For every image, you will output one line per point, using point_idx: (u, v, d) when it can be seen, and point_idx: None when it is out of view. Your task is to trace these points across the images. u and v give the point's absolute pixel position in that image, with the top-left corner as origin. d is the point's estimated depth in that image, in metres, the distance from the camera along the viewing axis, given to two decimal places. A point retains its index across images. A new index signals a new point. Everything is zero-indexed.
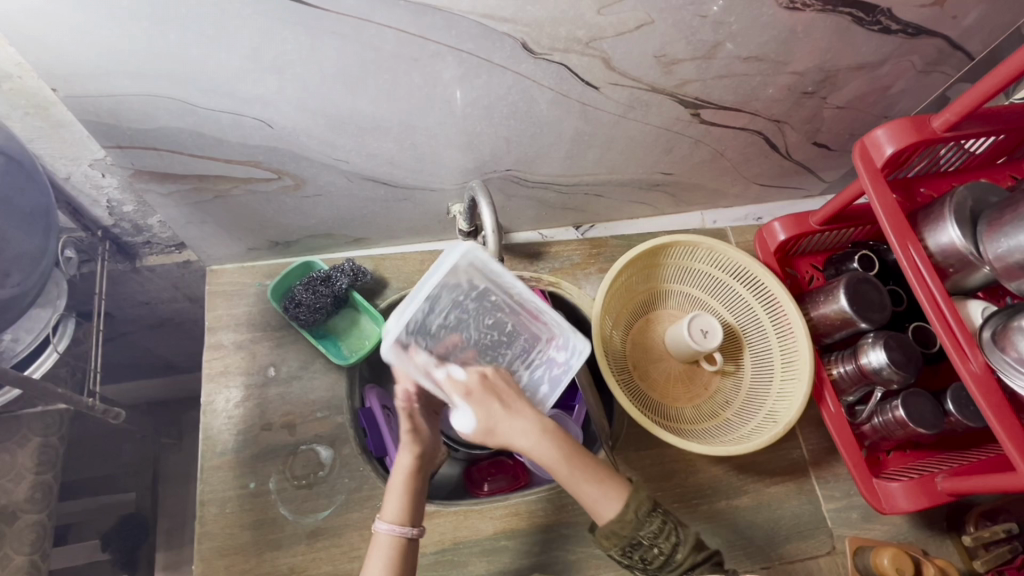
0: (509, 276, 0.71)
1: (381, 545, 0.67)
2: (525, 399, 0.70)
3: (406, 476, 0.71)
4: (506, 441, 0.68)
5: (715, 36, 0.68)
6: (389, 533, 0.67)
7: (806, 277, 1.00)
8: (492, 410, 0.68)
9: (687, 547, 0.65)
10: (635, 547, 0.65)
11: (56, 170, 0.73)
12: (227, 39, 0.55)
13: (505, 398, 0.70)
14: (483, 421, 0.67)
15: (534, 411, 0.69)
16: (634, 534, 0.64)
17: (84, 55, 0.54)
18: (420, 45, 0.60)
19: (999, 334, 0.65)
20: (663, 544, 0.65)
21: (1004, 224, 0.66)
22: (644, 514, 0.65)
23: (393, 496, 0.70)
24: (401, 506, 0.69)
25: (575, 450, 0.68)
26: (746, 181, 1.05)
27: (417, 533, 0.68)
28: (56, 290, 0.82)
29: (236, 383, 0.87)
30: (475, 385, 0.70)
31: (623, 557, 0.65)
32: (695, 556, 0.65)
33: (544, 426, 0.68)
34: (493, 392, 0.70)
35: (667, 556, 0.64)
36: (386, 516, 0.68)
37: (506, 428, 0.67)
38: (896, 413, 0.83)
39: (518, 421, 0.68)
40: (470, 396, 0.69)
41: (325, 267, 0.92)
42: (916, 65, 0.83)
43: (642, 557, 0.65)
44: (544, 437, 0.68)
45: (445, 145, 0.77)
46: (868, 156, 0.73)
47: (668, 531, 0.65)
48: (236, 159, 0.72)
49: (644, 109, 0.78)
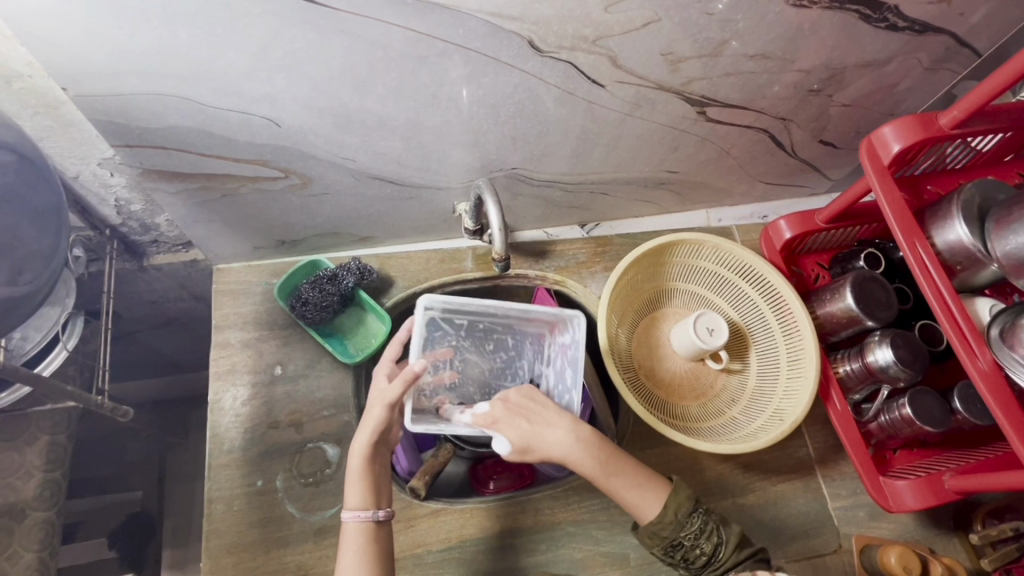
0: (475, 302, 0.77)
1: (350, 535, 0.68)
2: (554, 411, 0.73)
3: (361, 460, 0.70)
4: (546, 453, 0.70)
5: (721, 33, 0.68)
6: (355, 521, 0.68)
7: (812, 275, 1.00)
8: (522, 427, 0.71)
9: (728, 546, 0.68)
10: (678, 547, 0.68)
11: (65, 169, 0.74)
12: (236, 38, 0.55)
13: (533, 415, 0.72)
14: (518, 442, 0.70)
15: (568, 417, 0.72)
16: (676, 535, 0.68)
17: (94, 55, 0.54)
18: (428, 43, 0.60)
19: (1006, 332, 0.65)
20: (704, 544, 0.68)
21: (1012, 222, 0.66)
22: (685, 515, 0.69)
23: (351, 483, 0.70)
24: (364, 493, 0.69)
25: (615, 454, 0.71)
26: (752, 179, 1.05)
27: (386, 515, 0.70)
28: (65, 289, 0.84)
29: (242, 381, 0.88)
30: (500, 412, 0.72)
31: (667, 556, 0.69)
32: (737, 555, 0.68)
33: (578, 433, 0.71)
34: (519, 413, 0.72)
35: (709, 555, 0.68)
36: (350, 504, 0.69)
37: (543, 438, 0.70)
38: (903, 411, 0.83)
39: (554, 431, 0.71)
40: (497, 423, 0.71)
41: (331, 266, 0.92)
42: (923, 63, 0.82)
43: (685, 556, 0.68)
44: (582, 442, 0.71)
45: (451, 144, 0.77)
46: (874, 154, 0.73)
47: (709, 531, 0.68)
48: (243, 158, 0.72)
49: (650, 107, 0.78)
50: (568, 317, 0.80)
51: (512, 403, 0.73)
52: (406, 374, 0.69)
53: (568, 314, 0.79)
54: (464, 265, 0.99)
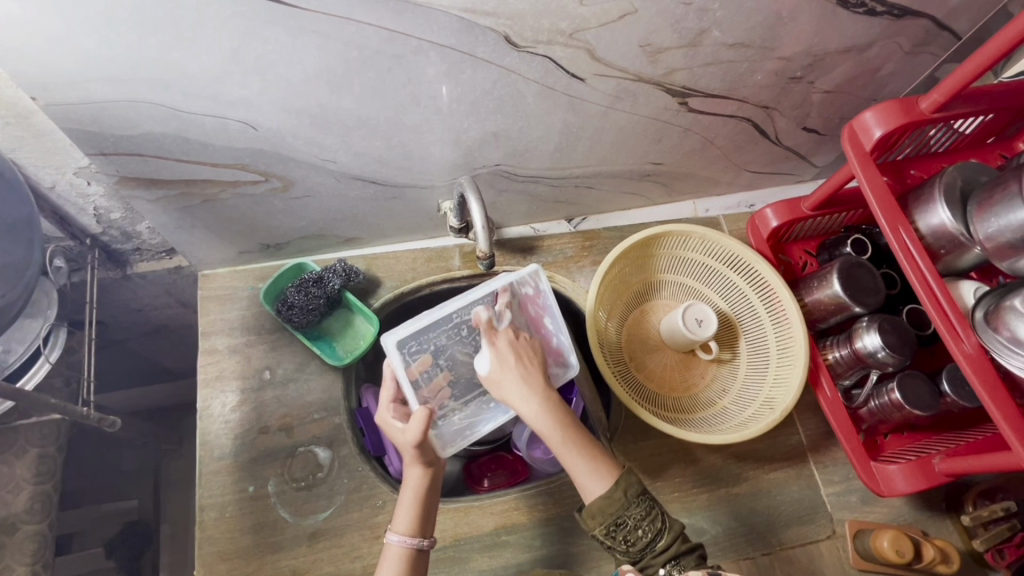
0: (431, 316, 0.73)
1: (390, 556, 0.66)
2: (539, 371, 0.72)
3: (419, 488, 0.69)
4: (507, 400, 0.70)
5: (700, 23, 0.67)
6: (400, 545, 0.67)
7: (800, 263, 1.00)
8: (507, 362, 0.71)
9: (671, 533, 0.64)
10: (619, 528, 0.64)
11: (41, 179, 0.73)
12: (205, 42, 0.54)
13: (524, 360, 0.72)
14: (494, 371, 0.70)
15: (542, 381, 0.71)
16: (621, 513, 0.65)
17: (63, 63, 0.54)
18: (402, 42, 0.59)
19: (991, 314, 0.65)
20: (647, 527, 0.64)
21: (993, 204, 0.66)
22: (633, 496, 0.66)
23: (403, 508, 0.69)
24: (414, 518, 0.68)
25: (575, 426, 0.69)
26: (737, 169, 1.05)
27: (430, 544, 0.68)
28: (46, 300, 0.82)
29: (231, 387, 0.87)
30: (503, 339, 0.73)
31: (605, 538, 0.65)
32: (680, 543, 0.65)
33: (546, 397, 0.70)
34: (515, 351, 0.73)
35: (651, 539, 0.64)
36: (397, 527, 0.67)
37: (511, 387, 0.70)
38: (892, 396, 0.83)
39: (526, 387, 0.70)
40: (495, 344, 0.72)
41: (316, 268, 0.92)
42: (904, 47, 0.82)
43: (626, 538, 0.64)
44: (545, 407, 0.69)
45: (432, 142, 0.77)
46: (856, 140, 0.73)
47: (654, 516, 0.65)
48: (222, 163, 0.71)
49: (632, 100, 0.78)
50: (529, 273, 0.79)
51: (521, 341, 0.74)
52: (419, 414, 0.66)
53: (527, 270, 0.79)
54: (452, 263, 0.99)
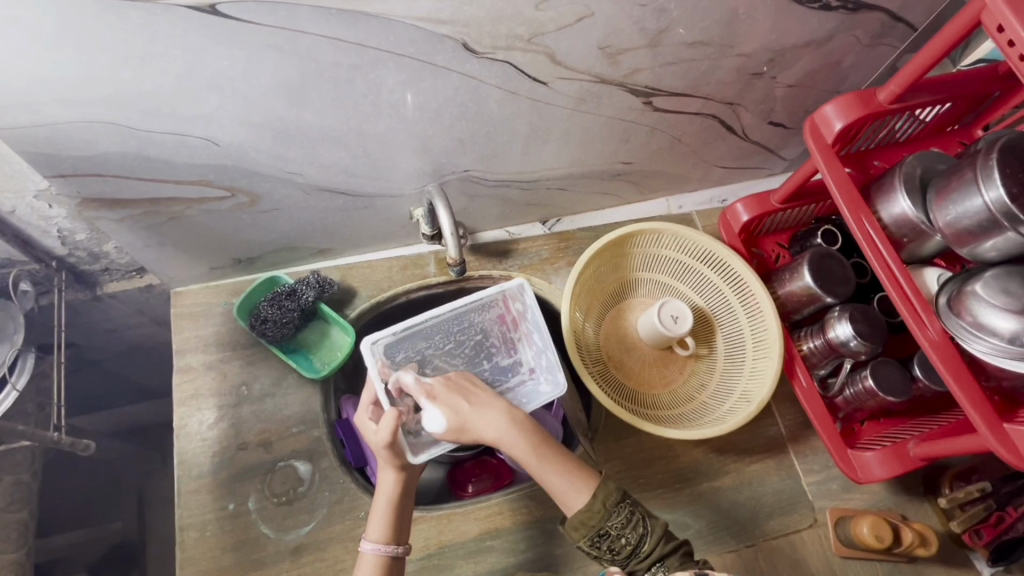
0: (413, 322, 0.75)
1: (364, 563, 0.66)
2: (491, 393, 0.73)
3: (392, 494, 0.69)
4: (475, 434, 0.70)
5: (658, 23, 0.68)
6: (374, 553, 0.66)
7: (772, 255, 1.01)
8: (459, 405, 0.70)
9: (654, 537, 0.64)
10: (603, 538, 0.64)
11: (1, 204, 0.72)
12: (159, 59, 0.54)
13: (470, 394, 0.72)
14: (455, 419, 0.69)
15: (500, 399, 0.73)
16: (602, 524, 0.64)
17: (12, 86, 0.53)
18: (359, 52, 0.59)
19: (954, 300, 0.66)
20: (630, 534, 0.64)
21: (951, 192, 0.67)
22: (612, 505, 0.65)
23: (376, 514, 0.68)
24: (387, 525, 0.68)
25: (547, 441, 0.70)
26: (708, 165, 1.06)
27: (405, 551, 0.68)
28: (12, 325, 0.81)
29: (208, 405, 0.86)
30: (439, 387, 0.72)
31: (591, 549, 0.65)
32: (664, 546, 0.64)
33: (513, 417, 0.71)
34: (457, 391, 0.72)
35: (634, 546, 0.64)
36: (371, 536, 0.67)
37: (475, 421, 0.70)
38: (865, 383, 0.85)
39: (489, 412, 0.70)
40: (435, 397, 0.71)
41: (290, 281, 0.91)
42: (862, 40, 0.84)
43: (610, 547, 0.64)
44: (515, 425, 0.70)
45: (399, 151, 0.77)
46: (818, 132, 0.74)
47: (636, 521, 0.65)
48: (186, 180, 0.71)
49: (596, 101, 0.78)
50: (514, 288, 0.81)
51: (457, 381, 0.74)
52: (390, 414, 0.67)
53: (512, 285, 0.80)
54: (427, 270, 0.99)
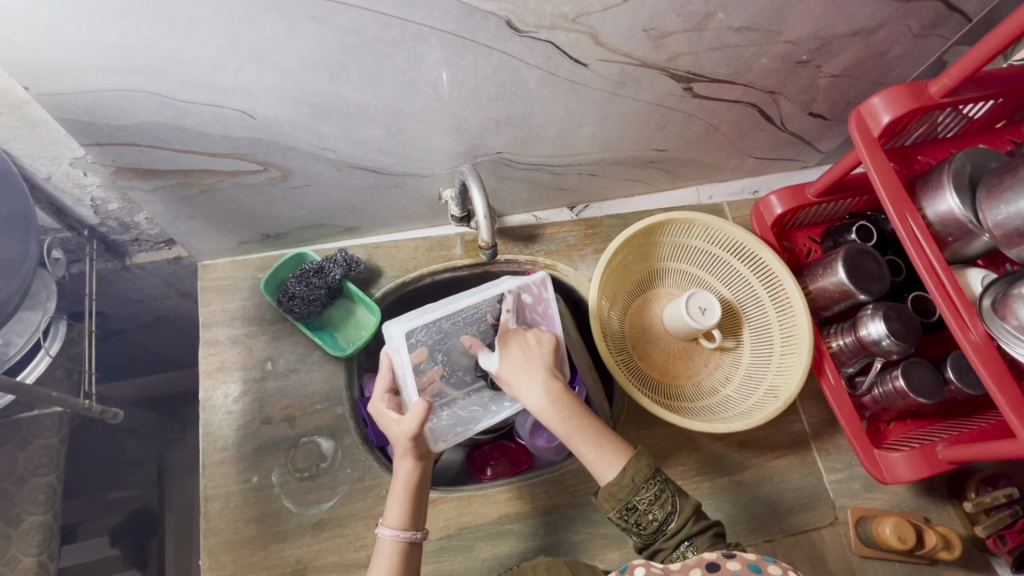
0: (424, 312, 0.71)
1: (384, 551, 0.66)
2: (543, 364, 0.73)
3: (409, 480, 0.68)
4: (518, 393, 0.71)
5: (706, 6, 0.66)
6: (392, 539, 0.66)
7: (804, 250, 0.99)
8: (516, 364, 0.73)
9: (682, 516, 0.64)
10: (631, 512, 0.64)
11: (36, 170, 0.72)
12: (201, 29, 0.53)
13: (530, 356, 0.73)
14: (505, 373, 0.72)
15: (550, 374, 0.72)
16: (630, 498, 0.65)
17: (57, 54, 0.53)
18: (402, 27, 0.58)
19: (998, 303, 0.64)
20: (658, 511, 0.64)
21: (1003, 190, 0.65)
22: (642, 481, 0.65)
23: (394, 500, 0.68)
24: (405, 511, 0.68)
25: (581, 412, 0.70)
26: (742, 155, 1.03)
27: (422, 537, 0.68)
28: (45, 292, 0.81)
29: (234, 378, 0.87)
30: (515, 338, 0.75)
31: (620, 521, 0.65)
32: (692, 525, 0.64)
33: (551, 390, 0.70)
34: (524, 347, 0.74)
35: (661, 523, 0.64)
36: (389, 522, 0.67)
37: (519, 384, 0.71)
38: (896, 383, 0.83)
39: (534, 380, 0.71)
40: (508, 342, 0.74)
41: (317, 258, 0.91)
42: (913, 29, 0.81)
43: (637, 522, 0.64)
44: (553, 399, 0.70)
45: (433, 130, 0.76)
46: (864, 125, 0.72)
47: (665, 499, 0.64)
48: (220, 152, 0.70)
49: (636, 85, 0.76)
50: (534, 281, 0.76)
51: (525, 334, 0.75)
52: (419, 406, 0.66)
53: (532, 279, 0.76)
54: (453, 252, 0.98)
